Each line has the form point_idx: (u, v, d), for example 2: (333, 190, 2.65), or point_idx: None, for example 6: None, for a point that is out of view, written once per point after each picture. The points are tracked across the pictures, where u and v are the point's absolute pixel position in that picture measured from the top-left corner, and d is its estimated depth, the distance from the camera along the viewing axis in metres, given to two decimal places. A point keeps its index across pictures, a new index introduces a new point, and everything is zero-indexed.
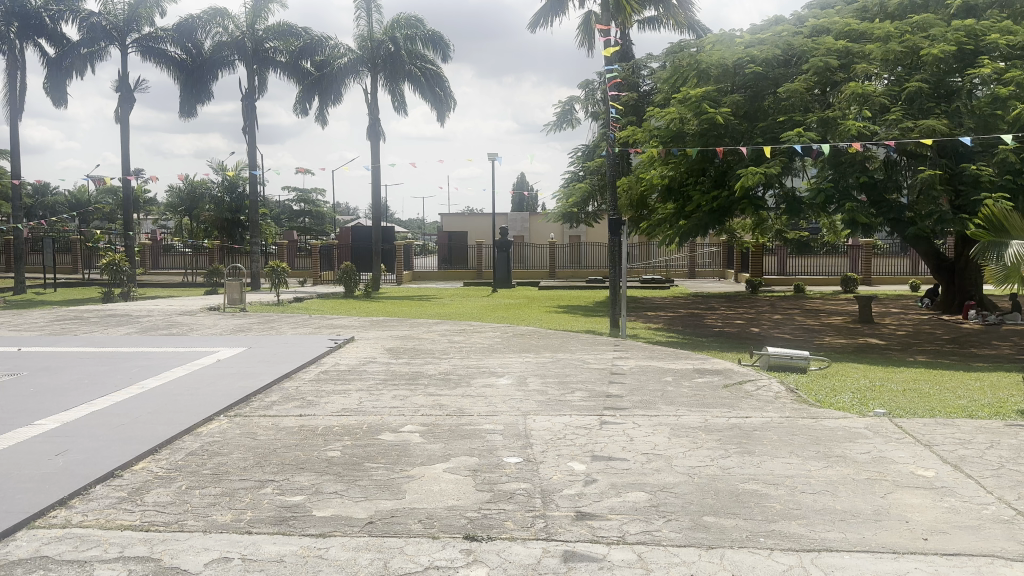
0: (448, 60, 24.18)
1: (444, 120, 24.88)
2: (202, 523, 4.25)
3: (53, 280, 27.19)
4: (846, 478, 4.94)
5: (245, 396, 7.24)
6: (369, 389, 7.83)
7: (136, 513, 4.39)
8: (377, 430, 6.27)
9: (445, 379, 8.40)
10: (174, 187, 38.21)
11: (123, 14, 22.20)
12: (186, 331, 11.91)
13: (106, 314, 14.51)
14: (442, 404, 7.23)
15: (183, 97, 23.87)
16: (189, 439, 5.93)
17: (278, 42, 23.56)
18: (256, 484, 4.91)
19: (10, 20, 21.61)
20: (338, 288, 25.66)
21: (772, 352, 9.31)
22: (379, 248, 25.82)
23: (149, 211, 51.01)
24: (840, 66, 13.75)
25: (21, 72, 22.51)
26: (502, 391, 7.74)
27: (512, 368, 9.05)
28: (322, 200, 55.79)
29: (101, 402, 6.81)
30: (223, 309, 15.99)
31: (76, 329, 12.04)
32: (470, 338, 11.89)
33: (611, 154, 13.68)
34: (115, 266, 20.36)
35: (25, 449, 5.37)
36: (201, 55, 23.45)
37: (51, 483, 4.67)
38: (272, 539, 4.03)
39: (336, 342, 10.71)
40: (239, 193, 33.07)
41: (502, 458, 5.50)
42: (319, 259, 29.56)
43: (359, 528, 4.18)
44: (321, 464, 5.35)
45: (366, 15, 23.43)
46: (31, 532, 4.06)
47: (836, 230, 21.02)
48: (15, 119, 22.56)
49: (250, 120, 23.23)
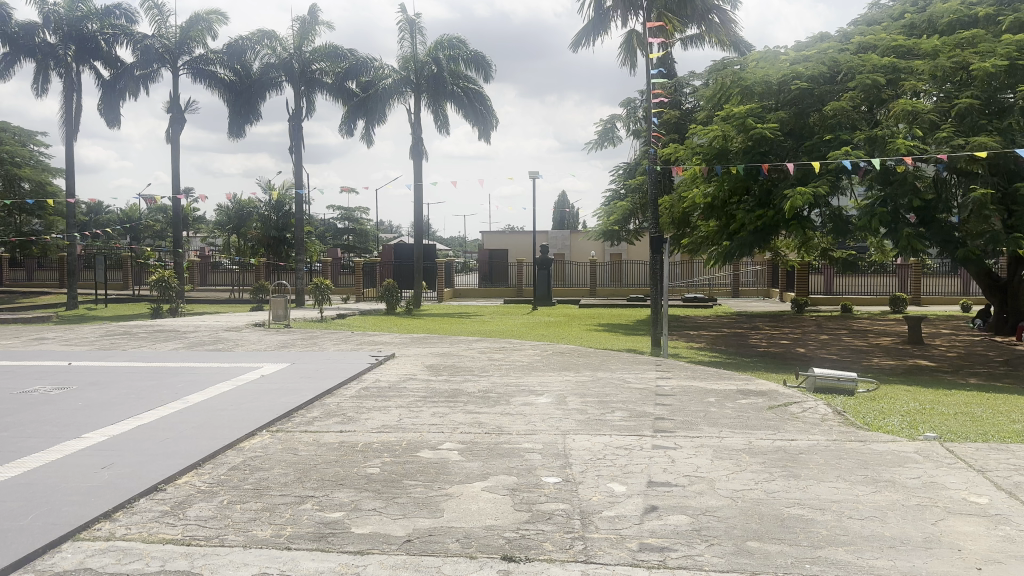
0: (491, 80, 24.43)
1: (487, 139, 25.04)
2: (242, 539, 4.28)
3: (105, 296, 27.92)
4: (895, 504, 4.78)
5: (287, 411, 7.32)
6: (409, 406, 7.85)
7: (178, 526, 4.45)
8: (415, 447, 6.28)
9: (485, 397, 8.38)
10: (223, 207, 39.18)
11: (175, 37, 22.92)
12: (232, 347, 12.10)
13: (156, 329, 14.83)
14: (481, 422, 7.21)
15: (232, 117, 24.46)
16: (233, 453, 6.02)
17: (325, 64, 23.78)
18: (297, 500, 4.94)
19: (68, 44, 22.40)
20: (381, 305, 25.88)
21: (818, 373, 9.09)
22: (420, 265, 25.92)
23: (199, 229, 52.22)
24: (888, 83, 13.48)
25: (77, 93, 23.28)
26: (541, 410, 7.69)
27: (552, 387, 9.00)
28: (365, 218, 56.59)
29: (148, 416, 6.96)
30: (268, 325, 16.24)
31: (125, 344, 12.32)
32: (511, 356, 11.86)
33: (654, 170, 13.63)
34: (165, 282, 20.86)
35: (73, 462, 5.49)
36: (249, 76, 24.03)
37: (97, 496, 4.76)
38: (312, 555, 4.04)
39: (376, 359, 10.77)
40: (286, 211, 33.84)
41: (541, 477, 5.46)
42: (362, 275, 29.99)
43: (398, 547, 4.17)
44: (360, 480, 5.37)
45: (409, 37, 23.80)
46: (76, 544, 4.13)
47: (885, 248, 20.53)
48: (70, 139, 23.31)
49: (296, 141, 23.65)
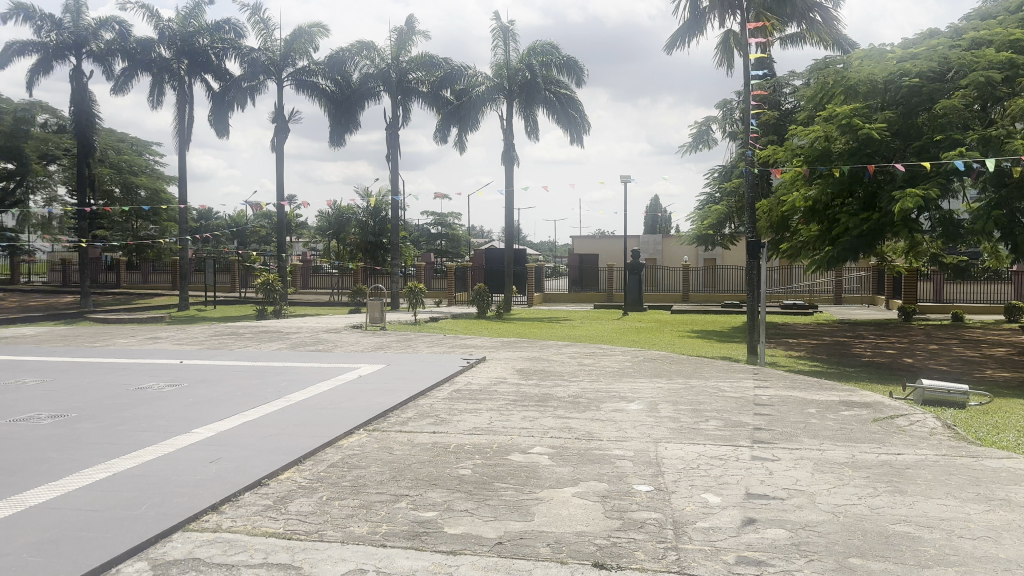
0: (583, 84, 24.40)
1: (579, 144, 24.97)
2: (340, 534, 4.42)
3: (214, 298, 29.40)
4: (1013, 525, 4.48)
5: (382, 411, 7.51)
6: (500, 409, 7.91)
7: (280, 520, 4.63)
8: (506, 451, 6.32)
9: (575, 402, 8.35)
10: (324, 213, 40.62)
11: (281, 50, 23.99)
12: (330, 348, 12.52)
13: (260, 330, 15.50)
14: (572, 427, 7.19)
15: (332, 126, 25.23)
16: (331, 450, 6.22)
17: (421, 73, 24.43)
18: (392, 498, 5.06)
19: (182, 58, 23.68)
20: (473, 309, 26.20)
21: (927, 385, 8.62)
22: (512, 269, 26.07)
23: (300, 235, 54.28)
24: (1005, 79, 12.66)
25: (189, 105, 24.59)
26: (632, 417, 7.61)
27: (644, 393, 8.89)
28: (458, 224, 57.49)
29: (252, 412, 7.28)
30: (364, 327, 16.72)
31: (232, 344, 12.93)
32: (601, 361, 11.78)
33: (751, 173, 13.26)
34: (270, 285, 21.79)
35: (184, 455, 5.81)
36: (349, 87, 24.84)
37: (205, 489, 5.01)
38: (406, 553, 4.13)
39: (468, 362, 10.92)
40: (382, 217, 34.79)
41: (632, 485, 5.39)
42: (454, 280, 30.46)
43: (489, 549, 4.21)
44: (453, 481, 5.45)
45: (502, 44, 24.07)
46: (186, 534, 4.37)
47: (1003, 254, 19.29)
48: (183, 149, 24.64)
49: (392, 148, 24.26)
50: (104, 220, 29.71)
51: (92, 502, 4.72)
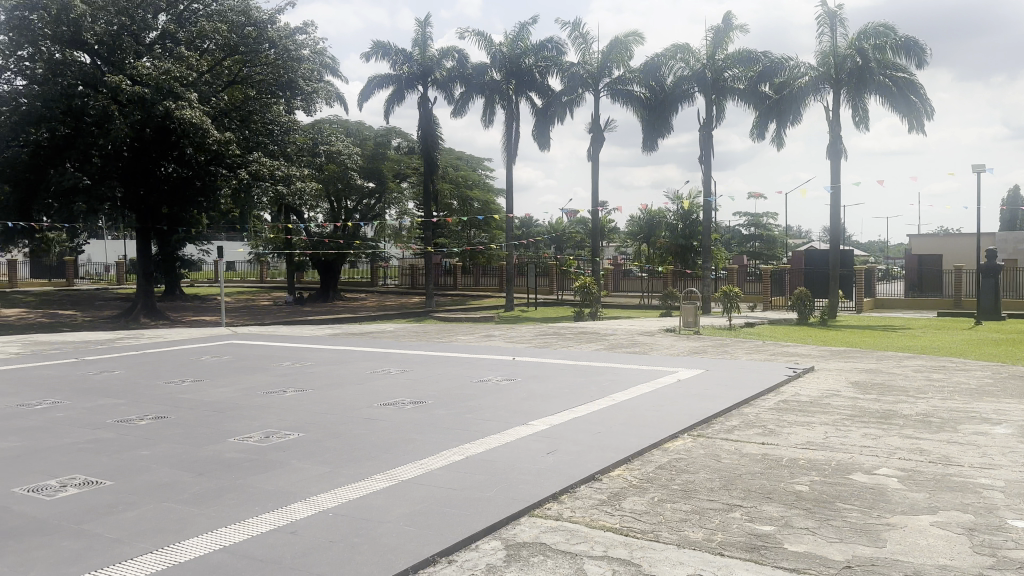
0: (926, 66, 21.80)
1: (919, 132, 22.36)
2: (676, 537, 4.44)
3: (535, 300, 31.47)
4: None
5: (707, 417, 7.40)
6: (835, 424, 7.36)
7: (616, 516, 4.79)
8: (846, 469, 5.86)
9: (924, 421, 7.47)
10: (635, 217, 41.35)
11: (598, 62, 25.03)
12: (648, 351, 12.69)
13: (580, 331, 16.25)
14: (923, 449, 6.43)
15: (646, 131, 25.65)
16: (658, 452, 6.29)
17: (740, 69, 23.70)
18: (724, 506, 4.96)
19: (510, 79, 25.69)
20: (791, 315, 24.76)
21: None
22: (836, 272, 24.15)
23: (612, 240, 55.89)
24: None
25: (515, 122, 26.55)
26: (999, 442, 6.59)
27: (1013, 416, 7.65)
28: (773, 224, 54.78)
29: (580, 409, 7.63)
30: (679, 331, 16.69)
31: (556, 344, 13.73)
32: (953, 376, 10.40)
33: None
34: (587, 289, 22.71)
35: (524, 446, 6.27)
36: (664, 91, 24.97)
37: (545, 478, 5.36)
38: (744, 565, 4.02)
39: (794, 371, 10.33)
40: (694, 220, 34.44)
41: (1007, 520, 4.66)
42: (769, 283, 29.08)
43: (836, 571, 3.93)
44: (789, 496, 5.18)
45: (829, 31, 22.41)
46: (532, 519, 4.71)
47: None
48: (510, 162, 26.70)
49: (705, 150, 23.89)
50: (444, 229, 33.34)
51: (452, 482, 5.31)
